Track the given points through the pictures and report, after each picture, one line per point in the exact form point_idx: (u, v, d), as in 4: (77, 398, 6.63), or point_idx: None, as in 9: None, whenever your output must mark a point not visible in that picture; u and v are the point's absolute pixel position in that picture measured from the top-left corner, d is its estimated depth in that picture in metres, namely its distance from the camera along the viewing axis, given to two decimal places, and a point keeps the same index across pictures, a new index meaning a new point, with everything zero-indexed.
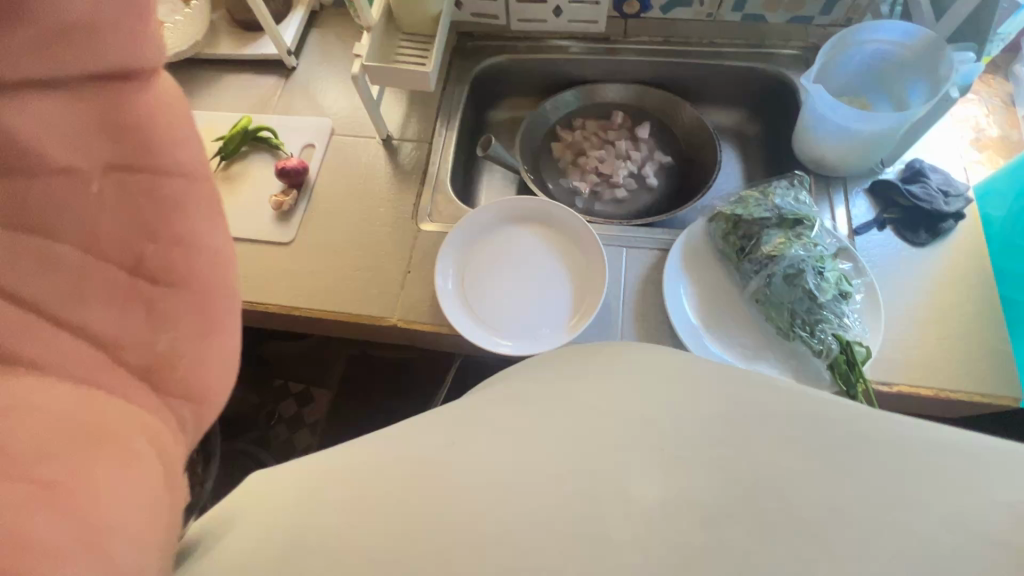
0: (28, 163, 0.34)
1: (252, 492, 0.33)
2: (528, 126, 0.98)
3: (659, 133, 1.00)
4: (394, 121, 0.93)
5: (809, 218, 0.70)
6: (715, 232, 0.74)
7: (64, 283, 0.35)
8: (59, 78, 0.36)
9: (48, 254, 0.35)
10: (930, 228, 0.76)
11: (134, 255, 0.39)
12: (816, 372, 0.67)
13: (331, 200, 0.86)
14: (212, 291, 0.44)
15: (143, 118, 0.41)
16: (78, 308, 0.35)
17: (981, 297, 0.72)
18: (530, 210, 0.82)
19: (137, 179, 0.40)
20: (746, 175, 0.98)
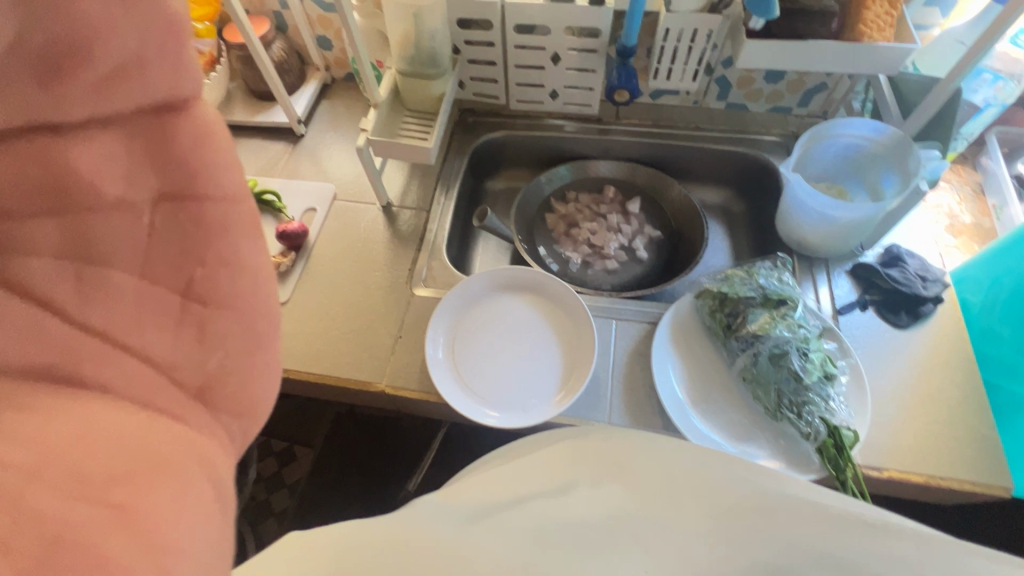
0: (88, 197, 0.26)
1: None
2: (523, 197, 1.02)
3: (648, 208, 1.04)
4: (395, 188, 0.97)
5: (793, 299, 0.72)
6: (703, 309, 0.76)
7: (114, 321, 0.28)
8: (111, 110, 0.27)
9: (102, 285, 0.27)
10: (910, 311, 0.78)
11: (183, 280, 0.31)
12: (804, 455, 0.66)
13: (329, 262, 0.88)
14: (258, 317, 0.35)
15: (186, 148, 0.30)
16: (137, 338, 0.29)
17: (965, 382, 0.73)
18: (521, 280, 0.83)
19: (186, 206, 0.31)
20: (733, 251, 1.01)
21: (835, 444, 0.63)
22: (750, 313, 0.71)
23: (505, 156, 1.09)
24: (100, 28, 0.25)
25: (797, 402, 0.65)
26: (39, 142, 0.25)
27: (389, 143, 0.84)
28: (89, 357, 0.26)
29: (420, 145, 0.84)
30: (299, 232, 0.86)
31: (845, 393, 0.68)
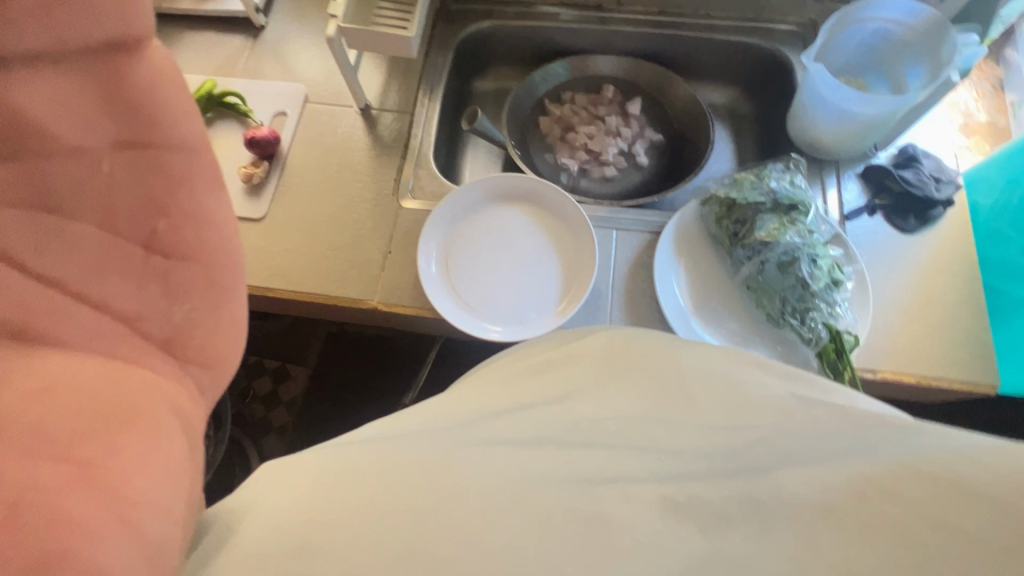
0: (41, 146, 0.34)
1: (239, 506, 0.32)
2: (515, 98, 0.93)
3: (650, 109, 0.96)
4: (373, 89, 0.88)
5: (805, 203, 0.68)
6: (709, 216, 0.72)
7: (87, 262, 0.36)
8: (60, 51, 0.34)
9: (66, 237, 0.35)
10: (919, 215, 0.75)
11: (147, 231, 0.38)
12: (803, 359, 0.66)
13: (305, 173, 0.81)
14: (224, 268, 0.42)
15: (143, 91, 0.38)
16: (100, 284, 0.36)
17: (965, 285, 0.72)
18: (517, 189, 0.78)
19: (145, 154, 0.38)
20: (738, 155, 0.96)
21: (835, 348, 0.63)
22: (759, 219, 0.68)
23: (493, 50, 0.98)
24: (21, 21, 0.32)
25: (799, 307, 0.65)
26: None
27: (363, 32, 0.74)
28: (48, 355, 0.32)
29: (399, 35, 0.74)
30: (271, 139, 0.80)
31: (849, 299, 0.67)
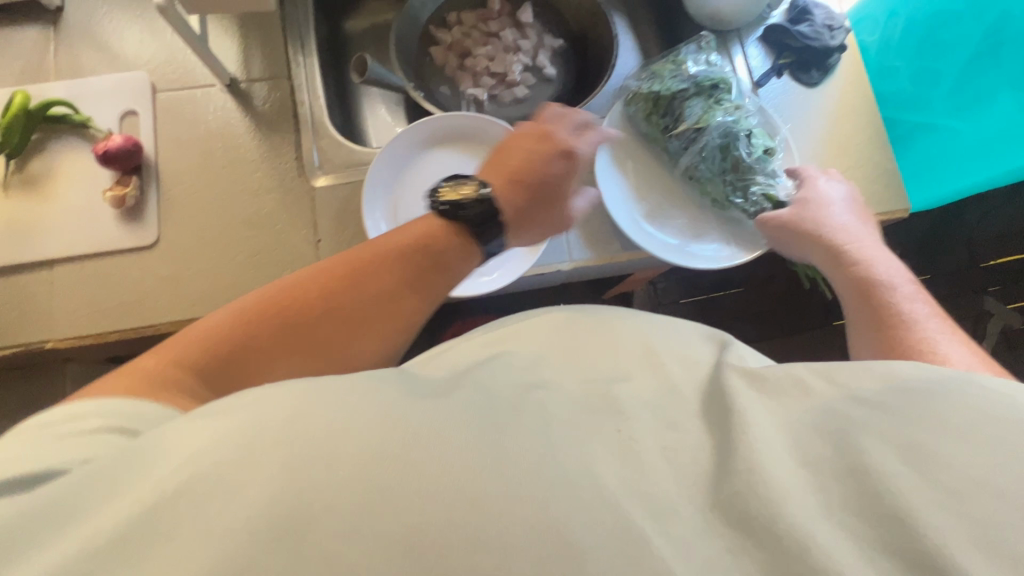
0: (547, 183, 0.58)
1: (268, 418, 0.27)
2: (398, 33, 0.83)
3: (543, 15, 0.91)
4: (232, 59, 0.75)
5: (727, 82, 0.69)
6: (637, 115, 0.71)
7: (410, 261, 0.49)
8: (552, 185, 0.58)
9: (400, 235, 0.50)
10: (820, 67, 0.78)
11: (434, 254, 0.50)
12: (750, 234, 0.70)
13: (188, 177, 0.69)
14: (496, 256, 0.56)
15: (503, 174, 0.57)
16: (435, 269, 0.50)
17: (871, 123, 0.76)
18: (451, 129, 0.71)
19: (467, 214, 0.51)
20: (641, 47, 0.92)
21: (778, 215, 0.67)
22: (687, 107, 0.68)
23: None
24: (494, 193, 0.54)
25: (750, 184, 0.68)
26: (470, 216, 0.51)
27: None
28: (393, 302, 0.47)
29: None
30: (132, 147, 0.67)
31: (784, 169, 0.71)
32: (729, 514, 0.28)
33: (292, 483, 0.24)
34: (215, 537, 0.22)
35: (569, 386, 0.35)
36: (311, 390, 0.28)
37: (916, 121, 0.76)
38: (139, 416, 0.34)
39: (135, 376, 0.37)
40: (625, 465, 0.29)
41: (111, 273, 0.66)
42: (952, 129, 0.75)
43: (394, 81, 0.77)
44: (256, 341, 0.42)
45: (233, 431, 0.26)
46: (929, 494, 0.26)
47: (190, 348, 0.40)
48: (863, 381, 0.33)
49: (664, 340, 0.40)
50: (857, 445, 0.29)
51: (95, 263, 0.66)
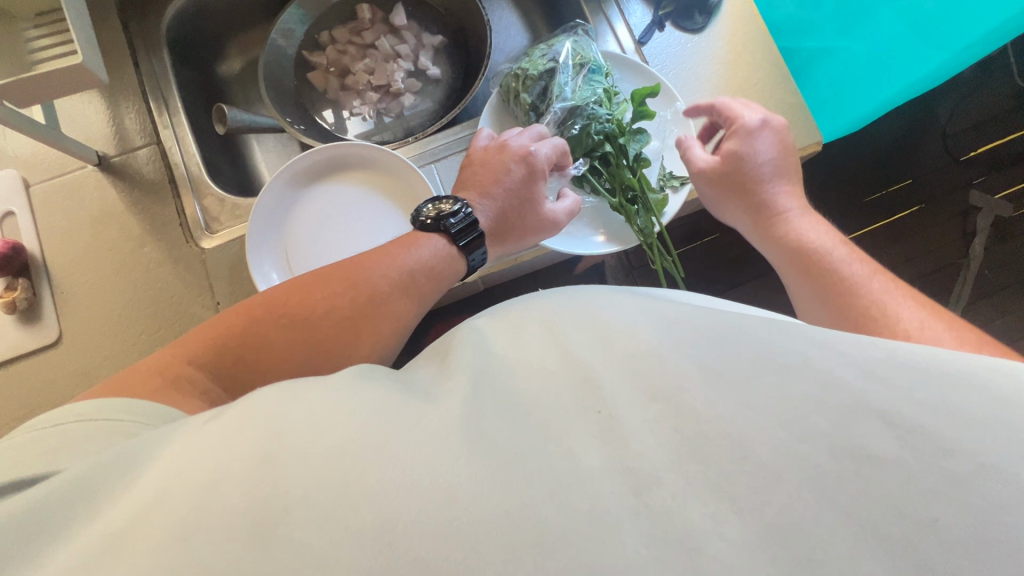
0: (435, 247, 0.56)
1: (217, 455, 0.27)
2: (265, 68, 0.80)
3: (417, 13, 0.86)
4: (97, 133, 0.72)
5: (596, 61, 0.68)
6: (507, 97, 0.71)
7: (324, 309, 0.49)
8: (428, 265, 0.55)
9: (319, 282, 0.51)
10: (703, 9, 0.71)
11: (361, 296, 0.50)
12: (622, 225, 0.69)
13: (78, 265, 0.69)
14: (388, 326, 0.51)
15: (368, 272, 0.52)
16: (352, 317, 0.49)
17: (768, 58, 0.70)
18: (331, 165, 0.69)
19: (358, 289, 0.51)
20: (526, 19, 0.86)
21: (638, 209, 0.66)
22: (556, 82, 0.68)
23: (216, 25, 0.83)
24: (374, 271, 0.52)
25: (614, 155, 0.67)
26: (355, 289, 0.50)
27: (16, 83, 0.56)
28: (320, 347, 0.47)
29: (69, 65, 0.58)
30: (10, 251, 0.65)
31: (665, 155, 0.70)
32: (704, 461, 0.27)
33: (257, 496, 0.26)
34: (204, 515, 0.25)
35: (547, 356, 0.33)
36: (309, 394, 0.31)
37: (814, 47, 0.71)
38: (156, 416, 0.37)
39: (161, 387, 0.41)
40: (609, 442, 0.28)
41: (23, 376, 0.66)
42: (846, 51, 0.71)
43: (262, 122, 0.77)
44: (168, 382, 0.41)
45: (246, 426, 0.29)
46: (922, 484, 0.26)
47: (114, 387, 0.40)
48: (867, 352, 0.31)
49: (664, 307, 0.36)
50: (852, 415, 0.28)
51: (8, 371, 0.67)
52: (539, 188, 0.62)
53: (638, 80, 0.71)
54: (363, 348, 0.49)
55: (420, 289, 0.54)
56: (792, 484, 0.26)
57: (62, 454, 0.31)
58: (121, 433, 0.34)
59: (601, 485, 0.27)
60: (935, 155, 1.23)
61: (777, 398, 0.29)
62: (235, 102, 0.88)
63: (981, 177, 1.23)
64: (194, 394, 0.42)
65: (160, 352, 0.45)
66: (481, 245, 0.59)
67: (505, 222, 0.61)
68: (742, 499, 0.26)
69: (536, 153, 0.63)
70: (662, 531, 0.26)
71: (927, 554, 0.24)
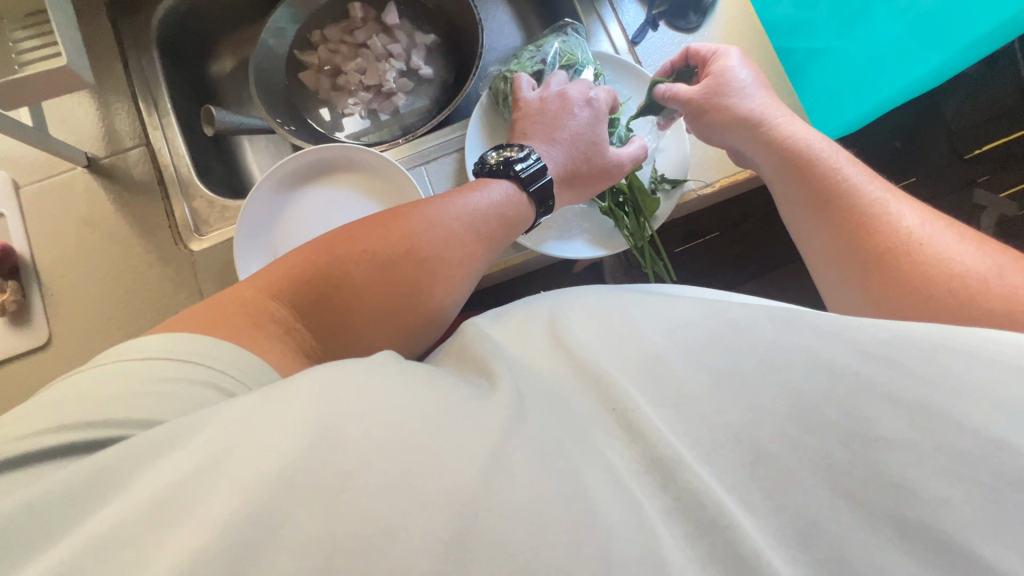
0: (501, 194, 0.55)
1: (272, 425, 0.27)
2: (256, 70, 0.78)
3: (409, 12, 0.85)
4: (86, 135, 0.72)
5: (583, 62, 0.68)
6: (494, 99, 0.71)
7: (400, 249, 0.48)
8: (498, 213, 0.54)
9: (389, 221, 0.50)
10: (698, 8, 0.70)
11: (436, 238, 0.49)
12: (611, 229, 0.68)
13: (68, 267, 0.68)
14: (462, 268, 0.50)
15: (439, 214, 0.51)
16: (429, 258, 0.48)
17: (763, 59, 0.69)
18: (329, 161, 0.68)
19: (432, 230, 0.50)
20: (520, 17, 0.85)
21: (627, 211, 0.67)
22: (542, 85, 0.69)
23: (207, 25, 0.83)
24: (444, 214, 0.51)
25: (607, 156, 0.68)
26: (430, 230, 0.49)
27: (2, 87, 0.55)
28: (401, 287, 0.47)
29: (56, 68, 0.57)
30: None
31: (657, 158, 0.70)
32: (722, 462, 0.29)
33: (309, 468, 0.25)
34: (259, 484, 0.25)
35: (556, 362, 0.35)
36: (356, 371, 0.30)
37: (808, 48, 0.70)
38: (229, 365, 0.37)
39: (244, 323, 0.41)
40: (631, 440, 0.30)
41: (14, 378, 0.66)
42: (839, 52, 0.70)
43: (251, 123, 0.75)
44: (251, 317, 0.42)
45: (304, 394, 0.28)
46: (932, 464, 0.28)
47: (199, 322, 0.40)
48: (869, 332, 0.32)
49: (662, 303, 0.37)
50: (861, 412, 0.30)
51: None
52: (602, 134, 0.63)
53: (627, 80, 0.70)
54: (440, 290, 0.48)
55: (492, 235, 0.53)
56: (803, 485, 0.29)
57: (109, 417, 0.31)
58: (185, 394, 0.34)
59: (630, 485, 0.28)
60: (938, 154, 1.21)
61: (790, 399, 0.30)
62: (227, 102, 0.88)
63: (985, 176, 1.22)
64: (281, 330, 0.42)
65: (233, 288, 0.45)
66: (550, 204, 0.59)
67: (573, 169, 0.61)
68: (758, 500, 0.28)
69: (599, 98, 0.64)
70: (693, 527, 0.28)
71: (945, 529, 0.27)
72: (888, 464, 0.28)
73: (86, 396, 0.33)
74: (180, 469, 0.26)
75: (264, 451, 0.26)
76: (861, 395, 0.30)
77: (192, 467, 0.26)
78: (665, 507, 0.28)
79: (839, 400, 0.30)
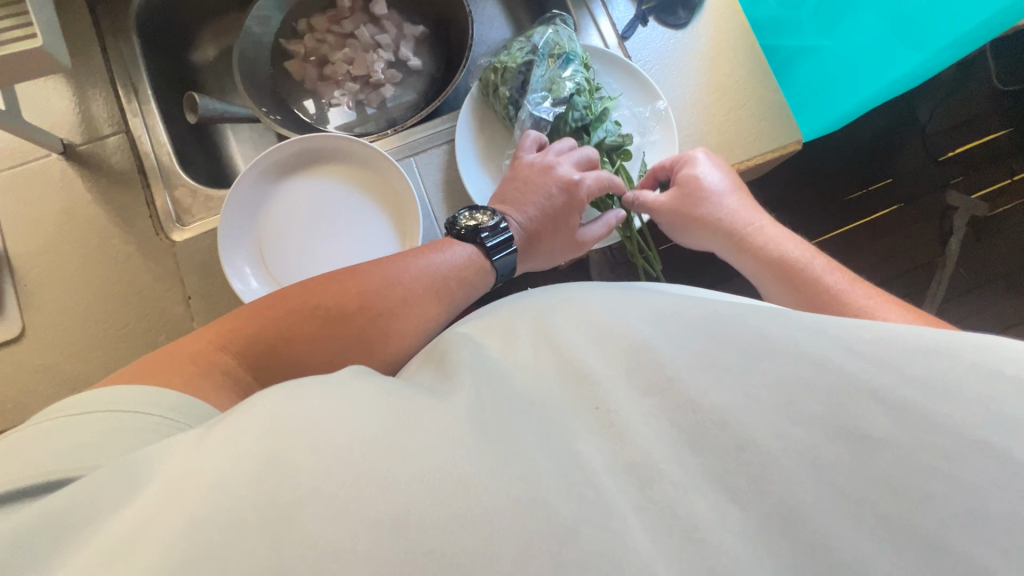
0: (460, 255, 0.56)
1: (221, 455, 0.27)
2: (240, 59, 0.76)
3: (397, 3, 0.85)
4: (62, 122, 0.69)
5: (573, 51, 0.68)
6: (485, 88, 0.70)
7: (356, 306, 0.48)
8: (455, 273, 0.55)
9: (345, 277, 0.51)
10: (686, 5, 0.71)
11: (390, 297, 0.50)
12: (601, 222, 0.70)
13: (42, 258, 0.66)
14: (416, 328, 0.50)
15: (396, 272, 0.52)
16: (383, 318, 0.49)
17: (751, 55, 0.70)
18: (316, 166, 0.68)
19: (388, 289, 0.50)
20: (509, 11, 0.84)
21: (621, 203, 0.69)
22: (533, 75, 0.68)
23: (189, 10, 0.80)
24: (402, 273, 0.52)
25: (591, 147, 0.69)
26: (386, 288, 0.50)
27: None
28: (353, 345, 0.47)
29: (27, 48, 0.55)
30: None
31: (647, 152, 0.70)
32: (703, 454, 0.28)
33: (261, 488, 0.25)
34: (214, 509, 0.24)
35: (541, 357, 0.34)
36: (306, 391, 0.30)
37: (794, 46, 0.72)
38: (184, 413, 0.37)
39: (191, 373, 0.40)
40: (610, 438, 0.29)
41: None
42: (826, 49, 0.71)
43: (235, 111, 0.74)
44: (195, 367, 0.41)
45: (251, 425, 0.28)
46: (915, 458, 0.26)
47: (142, 369, 0.39)
48: (858, 334, 0.30)
49: (654, 299, 0.37)
50: (851, 401, 0.27)
51: None
52: (574, 214, 0.63)
53: (615, 70, 0.71)
54: (391, 348, 0.48)
55: (450, 293, 0.54)
56: (791, 475, 0.26)
57: (84, 450, 0.31)
58: (145, 424, 0.34)
59: (603, 479, 0.27)
60: (914, 155, 1.24)
61: (775, 391, 0.28)
62: (209, 91, 0.86)
63: (958, 177, 1.25)
64: (225, 383, 0.41)
65: (179, 342, 0.45)
66: (509, 272, 0.60)
67: (532, 239, 0.62)
68: (742, 489, 0.27)
69: (580, 182, 0.62)
70: (664, 530, 0.26)
71: (928, 520, 0.24)
72: (881, 461, 0.26)
73: (23, 439, 0.31)
74: (147, 502, 0.26)
75: (214, 478, 0.26)
76: (846, 386, 0.28)
77: (168, 492, 0.26)
78: (637, 504, 0.26)
79: (828, 391, 0.28)
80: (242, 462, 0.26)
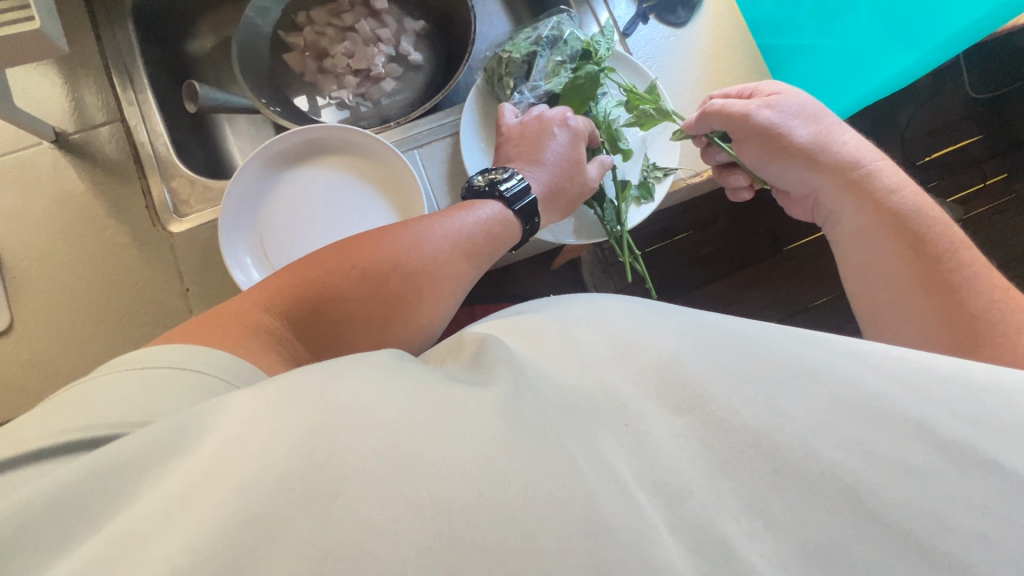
0: (485, 215, 0.56)
1: (275, 423, 0.26)
2: (239, 50, 0.75)
3: None
4: (55, 110, 0.67)
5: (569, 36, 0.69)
6: (490, 79, 0.71)
7: (389, 267, 0.47)
8: (483, 232, 0.54)
9: (377, 237, 0.50)
10: (686, 4, 0.72)
11: (423, 255, 0.49)
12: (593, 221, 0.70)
13: (31, 248, 0.64)
14: (449, 285, 0.50)
15: (426, 231, 0.51)
16: (419, 276, 0.48)
17: (749, 56, 0.72)
18: (316, 143, 0.67)
19: (419, 246, 0.50)
20: (510, 7, 0.84)
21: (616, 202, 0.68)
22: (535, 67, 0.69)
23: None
24: (433, 231, 0.51)
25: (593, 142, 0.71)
26: (419, 246, 0.50)
27: None
28: (393, 304, 0.47)
29: (24, 31, 0.53)
30: None
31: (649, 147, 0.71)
32: (739, 474, 0.27)
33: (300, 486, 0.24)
34: (253, 492, 0.24)
35: (574, 367, 0.33)
36: (346, 372, 0.30)
37: (793, 44, 0.73)
38: (235, 374, 0.36)
39: (240, 337, 0.40)
40: (640, 453, 0.28)
41: None
42: (821, 48, 0.74)
43: (235, 102, 0.73)
44: (241, 333, 0.40)
45: (305, 399, 0.28)
46: (959, 492, 0.26)
47: (188, 335, 0.39)
48: (901, 366, 0.30)
49: (684, 315, 0.37)
50: (894, 420, 0.27)
51: None
52: (581, 151, 0.64)
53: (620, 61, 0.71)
54: (429, 308, 0.49)
55: (479, 251, 0.54)
56: (828, 503, 0.26)
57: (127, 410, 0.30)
58: (200, 389, 0.34)
59: (637, 492, 0.26)
60: (894, 158, 1.29)
61: (814, 411, 0.28)
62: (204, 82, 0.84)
63: (934, 181, 1.30)
64: (274, 347, 0.41)
65: (218, 307, 0.43)
66: (536, 221, 0.59)
67: (557, 189, 0.62)
68: (776, 514, 0.26)
69: (575, 122, 0.66)
70: (702, 558, 0.24)
71: (970, 554, 0.24)
72: (922, 488, 0.26)
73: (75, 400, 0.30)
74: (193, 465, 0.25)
75: (265, 448, 0.25)
76: (886, 412, 0.28)
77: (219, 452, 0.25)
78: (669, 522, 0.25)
79: (867, 411, 0.28)
80: (296, 441, 0.25)
